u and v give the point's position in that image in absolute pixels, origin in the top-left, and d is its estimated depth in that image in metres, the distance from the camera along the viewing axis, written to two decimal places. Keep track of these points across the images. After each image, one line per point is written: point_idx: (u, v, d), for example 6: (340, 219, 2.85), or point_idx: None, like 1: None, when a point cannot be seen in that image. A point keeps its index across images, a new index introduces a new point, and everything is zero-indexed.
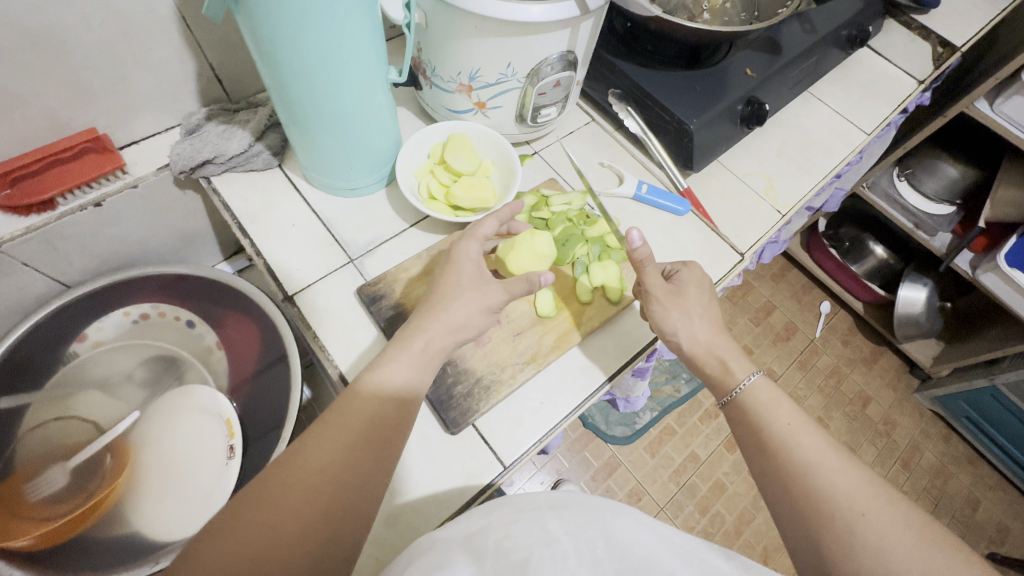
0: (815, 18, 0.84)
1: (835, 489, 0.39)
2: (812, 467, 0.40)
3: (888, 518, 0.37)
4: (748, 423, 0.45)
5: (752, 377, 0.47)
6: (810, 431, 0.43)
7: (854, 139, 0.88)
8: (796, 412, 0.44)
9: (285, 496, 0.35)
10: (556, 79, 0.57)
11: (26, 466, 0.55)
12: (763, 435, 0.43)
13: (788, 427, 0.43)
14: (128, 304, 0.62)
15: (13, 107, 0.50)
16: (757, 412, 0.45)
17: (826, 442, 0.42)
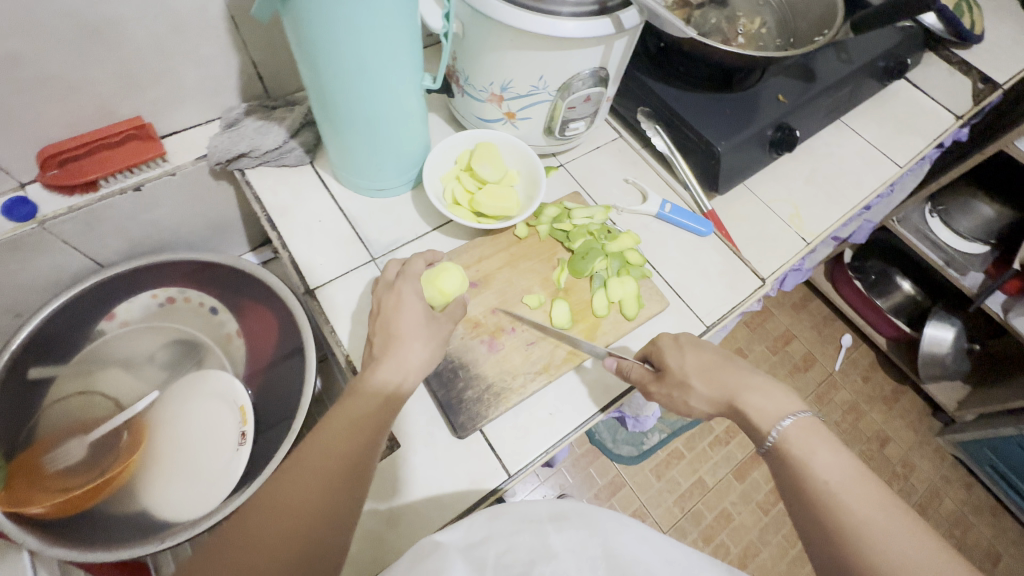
0: (852, 47, 0.83)
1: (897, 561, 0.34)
2: (865, 530, 0.36)
3: None
4: (790, 476, 0.40)
5: (788, 420, 0.42)
6: (861, 484, 0.38)
7: (886, 172, 0.86)
8: (842, 460, 0.39)
9: (281, 505, 0.34)
10: (587, 94, 0.58)
11: (48, 437, 0.57)
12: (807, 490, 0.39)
13: (834, 481, 0.38)
14: (156, 286, 0.64)
15: (67, 93, 0.52)
16: (798, 460, 0.40)
17: (881, 501, 0.37)
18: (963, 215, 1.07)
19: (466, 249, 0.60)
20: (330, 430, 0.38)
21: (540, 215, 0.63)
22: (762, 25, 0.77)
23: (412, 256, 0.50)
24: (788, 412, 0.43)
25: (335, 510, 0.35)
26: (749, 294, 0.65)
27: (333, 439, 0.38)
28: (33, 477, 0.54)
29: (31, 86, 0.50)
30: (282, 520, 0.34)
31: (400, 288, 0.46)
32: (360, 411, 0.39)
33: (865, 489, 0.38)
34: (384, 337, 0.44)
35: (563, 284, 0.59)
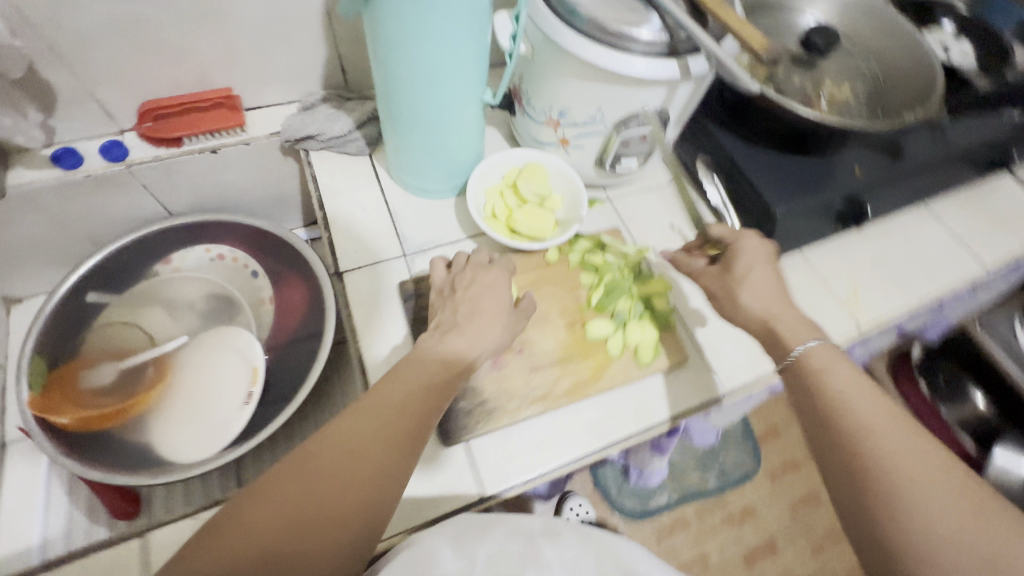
0: (950, 130, 0.77)
1: (901, 471, 0.35)
2: (872, 438, 0.37)
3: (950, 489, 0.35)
4: (805, 390, 0.42)
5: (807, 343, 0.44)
6: (877, 401, 0.39)
7: (969, 269, 0.79)
8: (857, 378, 0.41)
9: (338, 458, 0.36)
10: (642, 134, 0.57)
11: (88, 357, 0.63)
12: (821, 401, 0.41)
13: (846, 391, 0.40)
14: (210, 242, 0.70)
15: (176, 57, 0.59)
16: (816, 373, 0.42)
17: (886, 411, 0.39)
18: None
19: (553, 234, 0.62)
20: (387, 396, 0.40)
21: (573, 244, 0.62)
22: (852, 91, 0.72)
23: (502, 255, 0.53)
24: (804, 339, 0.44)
25: (393, 463, 0.37)
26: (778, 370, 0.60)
27: (384, 398, 0.39)
28: (67, 390, 0.60)
29: (147, 47, 0.57)
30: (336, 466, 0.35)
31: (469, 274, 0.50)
32: (409, 378, 0.41)
33: (880, 406, 0.39)
34: (467, 307, 0.47)
35: (581, 317, 0.57)
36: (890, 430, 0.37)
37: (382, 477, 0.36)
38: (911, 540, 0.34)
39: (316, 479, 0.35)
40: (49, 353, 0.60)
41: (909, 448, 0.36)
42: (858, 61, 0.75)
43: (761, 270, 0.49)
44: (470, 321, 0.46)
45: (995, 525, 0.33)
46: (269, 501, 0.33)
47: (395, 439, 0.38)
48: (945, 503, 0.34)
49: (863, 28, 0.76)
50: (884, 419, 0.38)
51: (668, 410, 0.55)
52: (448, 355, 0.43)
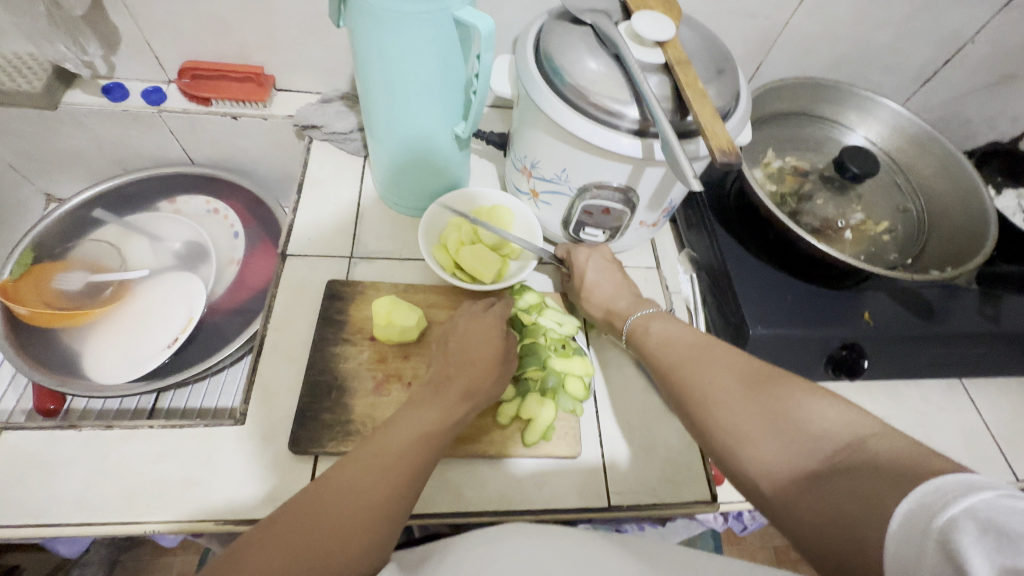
0: (1004, 304, 0.65)
1: (698, 391, 0.40)
2: (676, 371, 0.42)
3: (752, 396, 0.37)
4: (637, 349, 0.48)
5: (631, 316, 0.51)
6: (682, 335, 0.45)
7: (996, 476, 0.64)
8: (674, 324, 0.47)
9: (345, 497, 0.34)
10: (607, 206, 0.54)
11: (70, 260, 0.70)
12: (647, 353, 0.47)
13: (662, 343, 0.46)
14: (211, 196, 0.77)
15: (222, 30, 0.66)
16: (641, 330, 0.49)
17: (695, 347, 0.43)
18: None
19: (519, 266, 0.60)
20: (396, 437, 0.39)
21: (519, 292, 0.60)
22: (887, 227, 0.64)
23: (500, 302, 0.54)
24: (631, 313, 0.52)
25: (399, 502, 0.36)
26: (681, 503, 0.52)
27: (386, 441, 0.39)
28: (38, 284, 0.67)
29: (197, 16, 0.64)
30: (344, 508, 0.34)
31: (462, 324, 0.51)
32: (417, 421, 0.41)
33: (688, 336, 0.45)
34: (461, 356, 0.47)
35: None
36: (688, 356, 0.43)
37: (385, 517, 0.35)
38: (724, 437, 0.37)
39: (324, 521, 0.33)
40: (41, 249, 0.68)
41: (701, 367, 0.41)
42: (905, 200, 0.67)
43: (596, 272, 0.56)
44: (462, 368, 0.46)
45: (780, 395, 0.36)
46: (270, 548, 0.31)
47: (403, 484, 0.37)
48: (742, 401, 0.37)
49: (921, 163, 0.68)
50: (686, 347, 0.44)
51: (539, 504, 0.51)
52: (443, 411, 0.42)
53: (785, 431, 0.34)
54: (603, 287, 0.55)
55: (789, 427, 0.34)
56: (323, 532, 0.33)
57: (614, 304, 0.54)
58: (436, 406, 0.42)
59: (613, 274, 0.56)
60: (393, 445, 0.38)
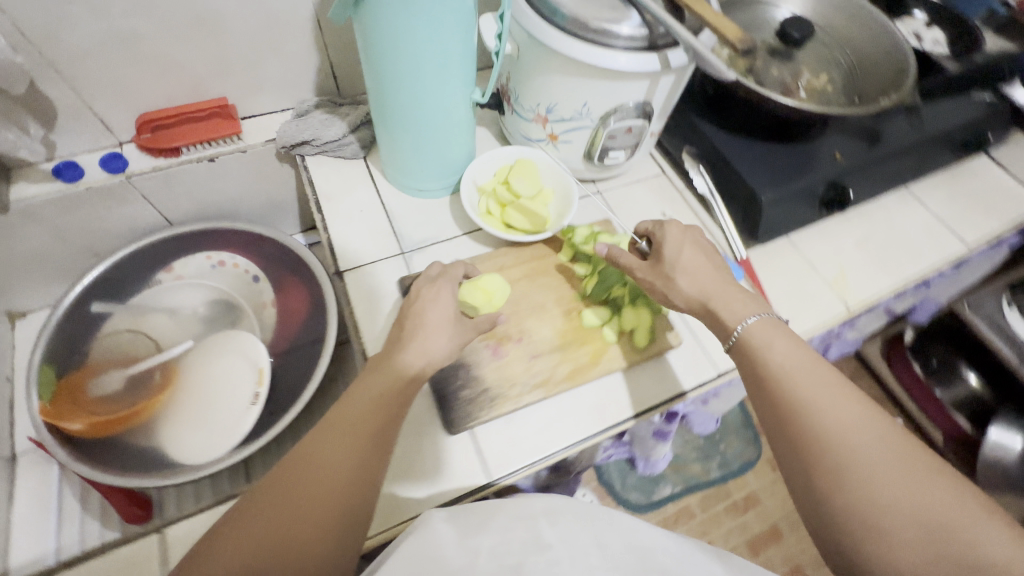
0: (925, 114, 0.79)
1: (840, 437, 0.37)
2: (815, 410, 0.39)
3: (905, 476, 0.35)
4: (746, 360, 0.44)
5: (747, 321, 0.45)
6: (814, 369, 0.41)
7: (954, 249, 0.81)
8: (795, 351, 0.43)
9: (302, 487, 0.37)
10: (628, 126, 0.59)
11: (94, 365, 0.65)
12: (760, 369, 0.43)
13: (786, 365, 0.42)
14: (210, 249, 0.72)
15: (170, 68, 0.60)
16: (760, 347, 0.44)
17: (831, 386, 0.40)
18: None
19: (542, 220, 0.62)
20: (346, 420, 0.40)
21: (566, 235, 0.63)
22: (828, 80, 0.75)
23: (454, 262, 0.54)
24: (755, 312, 0.46)
25: (358, 489, 0.38)
26: None
27: (339, 428, 0.40)
28: (75, 399, 0.62)
29: (143, 61, 0.59)
30: (304, 499, 0.37)
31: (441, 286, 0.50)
32: (366, 395, 0.41)
33: (828, 376, 0.41)
34: (414, 324, 0.46)
35: (577, 305, 0.59)
36: (836, 399, 0.39)
37: (340, 503, 0.37)
38: (855, 510, 0.35)
39: (285, 507, 0.36)
40: (57, 362, 0.62)
41: (847, 411, 0.38)
42: (834, 53, 0.78)
43: (691, 252, 0.52)
44: (410, 338, 0.45)
45: (936, 494, 0.35)
46: (236, 530, 0.35)
47: (353, 474, 0.38)
48: (892, 478, 0.35)
49: (835, 20, 0.80)
50: (828, 387, 0.40)
51: (671, 391, 0.57)
52: (394, 374, 0.42)
53: (928, 526, 0.34)
54: (701, 269, 0.51)
55: (941, 537, 0.33)
56: (282, 518, 0.36)
57: (715, 292, 0.49)
58: (381, 376, 0.42)
59: (706, 257, 0.52)
60: (344, 444, 0.39)
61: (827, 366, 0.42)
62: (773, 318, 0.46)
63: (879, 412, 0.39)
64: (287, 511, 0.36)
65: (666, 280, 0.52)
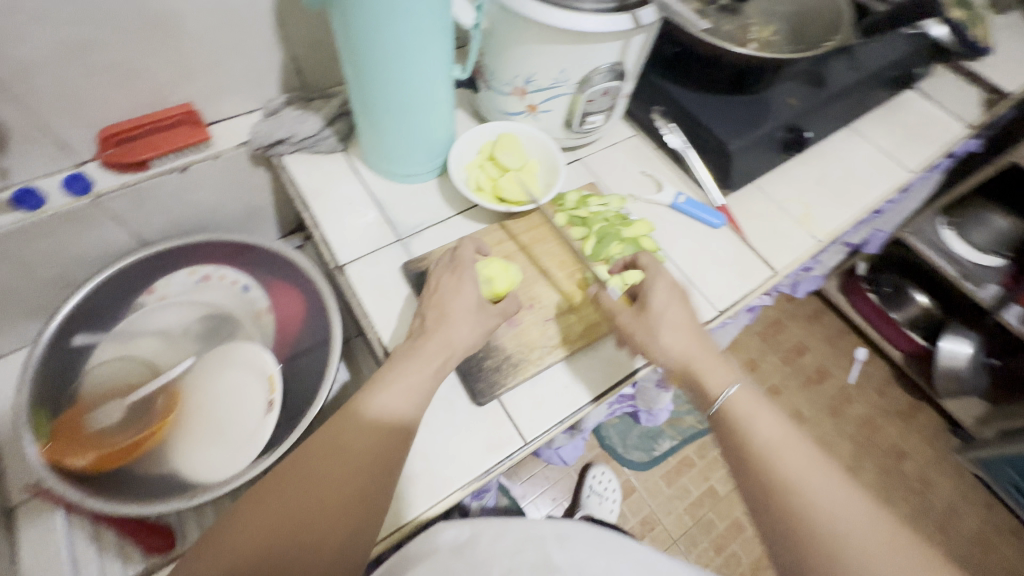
0: (861, 55, 0.85)
1: (822, 515, 0.41)
2: (795, 484, 0.43)
3: (879, 546, 0.39)
4: (728, 432, 0.48)
5: (731, 389, 0.49)
6: (797, 447, 0.45)
7: (900, 176, 0.87)
8: (776, 424, 0.47)
9: (313, 485, 0.40)
10: (604, 88, 0.62)
11: (90, 398, 0.62)
12: (743, 442, 0.47)
13: (771, 440, 0.46)
14: (193, 264, 0.69)
15: (128, 77, 0.57)
16: (742, 417, 0.47)
17: (811, 461, 0.44)
18: (976, 226, 1.18)
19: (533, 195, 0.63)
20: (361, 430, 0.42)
21: (555, 241, 0.63)
22: (774, 31, 0.80)
23: (462, 244, 0.56)
24: (733, 382, 0.49)
25: (364, 503, 0.40)
26: (758, 285, 0.66)
27: (342, 446, 0.41)
28: (74, 436, 0.59)
29: (98, 71, 0.55)
30: (298, 514, 0.39)
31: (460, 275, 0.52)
32: (380, 414, 0.43)
33: (807, 451, 0.45)
34: (436, 313, 0.49)
35: (580, 267, 0.62)
36: (816, 473, 0.43)
37: (347, 515, 0.40)
38: None
39: (295, 501, 0.39)
40: (47, 401, 0.59)
41: (825, 486, 0.42)
42: (775, 5, 0.82)
43: (676, 308, 0.53)
44: (437, 327, 0.48)
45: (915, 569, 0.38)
46: (250, 516, 0.38)
47: (360, 489, 0.40)
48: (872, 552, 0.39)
49: None
50: (808, 463, 0.44)
51: None
52: (424, 362, 0.46)
53: None
54: (680, 320, 0.52)
55: None
56: (291, 516, 0.39)
57: (696, 355, 0.51)
58: (412, 373, 0.45)
59: (690, 316, 0.53)
60: (345, 475, 0.40)
61: (803, 439, 0.46)
62: (753, 386, 0.50)
63: (850, 485, 0.43)
64: (299, 510, 0.39)
65: (647, 332, 0.52)
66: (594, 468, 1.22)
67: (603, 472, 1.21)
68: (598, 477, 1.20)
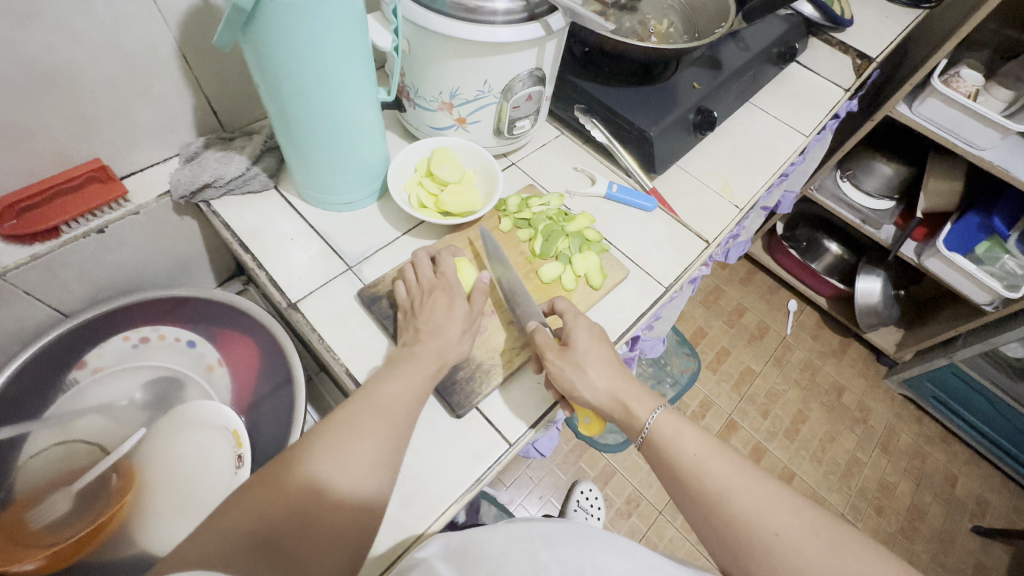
0: (747, 37, 0.94)
1: (757, 521, 0.44)
2: (728, 495, 0.46)
3: (802, 532, 0.43)
4: (658, 455, 0.50)
5: (654, 414, 0.51)
6: (720, 457, 0.48)
7: (798, 140, 0.96)
8: (698, 438, 0.50)
9: (298, 500, 0.39)
10: (528, 94, 0.64)
11: (29, 493, 0.56)
12: (675, 462, 0.49)
13: (696, 456, 0.48)
14: (127, 328, 0.64)
15: (22, 140, 0.53)
16: (671, 438, 0.50)
17: (735, 466, 0.47)
18: (867, 175, 1.32)
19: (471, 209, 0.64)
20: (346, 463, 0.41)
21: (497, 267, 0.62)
22: (669, 25, 0.87)
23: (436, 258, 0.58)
24: (656, 406, 0.52)
25: (351, 526, 0.40)
26: (696, 256, 0.71)
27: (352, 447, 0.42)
28: (16, 538, 0.53)
29: None
30: (307, 506, 0.39)
31: (436, 297, 0.53)
32: (385, 415, 0.44)
33: (732, 459, 0.48)
34: (430, 324, 0.52)
35: (532, 266, 0.64)
36: (742, 480, 0.46)
37: (334, 537, 0.39)
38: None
39: (277, 518, 0.38)
40: None
41: (754, 490, 0.46)
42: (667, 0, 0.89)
43: (600, 347, 0.54)
44: (434, 336, 0.51)
45: (835, 544, 0.43)
46: (238, 519, 0.38)
47: (347, 517, 0.40)
48: (799, 539, 0.43)
49: None
50: (734, 471, 0.47)
51: (633, 314, 0.64)
52: (404, 383, 0.47)
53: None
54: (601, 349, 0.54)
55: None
56: (271, 528, 0.38)
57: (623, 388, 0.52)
58: (412, 372, 0.48)
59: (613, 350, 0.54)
60: (355, 475, 0.41)
61: (723, 446, 0.49)
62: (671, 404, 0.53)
63: (769, 479, 0.47)
64: (282, 523, 0.38)
65: (576, 367, 0.52)
66: (579, 485, 1.21)
67: (589, 489, 1.20)
68: (586, 493, 1.19)
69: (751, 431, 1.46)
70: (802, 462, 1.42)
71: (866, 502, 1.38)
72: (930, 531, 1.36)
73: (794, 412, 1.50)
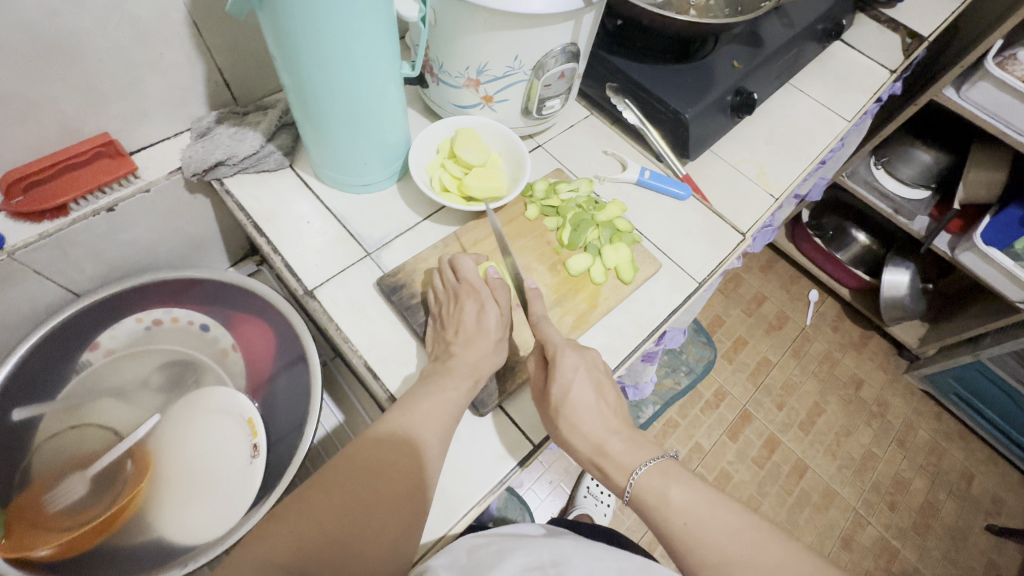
0: (791, 12, 0.87)
1: None
2: (729, 564, 0.41)
3: None
4: (649, 520, 0.45)
5: (639, 471, 0.45)
6: (716, 516, 0.43)
7: (838, 123, 0.90)
8: (685, 495, 0.44)
9: (348, 493, 0.39)
10: (560, 71, 0.60)
11: (43, 477, 0.56)
12: (665, 533, 0.44)
13: (688, 523, 0.43)
14: (139, 310, 0.62)
15: (28, 112, 0.50)
16: (656, 508, 0.44)
17: (731, 527, 0.42)
18: (903, 163, 1.26)
19: (490, 194, 0.59)
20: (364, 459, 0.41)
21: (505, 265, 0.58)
22: None
23: (458, 258, 0.54)
24: (639, 463, 0.46)
25: (400, 521, 0.40)
26: (732, 249, 0.67)
27: (370, 458, 0.41)
28: (32, 520, 0.53)
29: None
30: (364, 500, 0.39)
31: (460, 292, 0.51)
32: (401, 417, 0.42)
33: (727, 521, 0.42)
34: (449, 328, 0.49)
35: (559, 257, 0.60)
36: (746, 548, 0.41)
37: (391, 528, 0.39)
38: None
39: (332, 509, 0.38)
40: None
41: (757, 561, 0.40)
42: None
43: (579, 391, 0.47)
44: (468, 348, 0.49)
45: None
46: (295, 510, 0.38)
47: (399, 511, 0.40)
48: None
49: None
50: (731, 536, 0.42)
51: (663, 312, 0.60)
52: (441, 400, 0.45)
53: None
54: (586, 408, 0.47)
55: None
56: (326, 522, 0.38)
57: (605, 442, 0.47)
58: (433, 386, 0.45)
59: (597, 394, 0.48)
60: (391, 488, 0.40)
61: (716, 497, 0.44)
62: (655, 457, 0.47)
63: (771, 533, 0.42)
64: (341, 511, 0.39)
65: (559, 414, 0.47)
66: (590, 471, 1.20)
67: None
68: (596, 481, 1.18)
69: (766, 422, 1.43)
70: (816, 455, 1.40)
71: (879, 497, 1.36)
72: (943, 528, 1.34)
73: (810, 405, 1.47)
